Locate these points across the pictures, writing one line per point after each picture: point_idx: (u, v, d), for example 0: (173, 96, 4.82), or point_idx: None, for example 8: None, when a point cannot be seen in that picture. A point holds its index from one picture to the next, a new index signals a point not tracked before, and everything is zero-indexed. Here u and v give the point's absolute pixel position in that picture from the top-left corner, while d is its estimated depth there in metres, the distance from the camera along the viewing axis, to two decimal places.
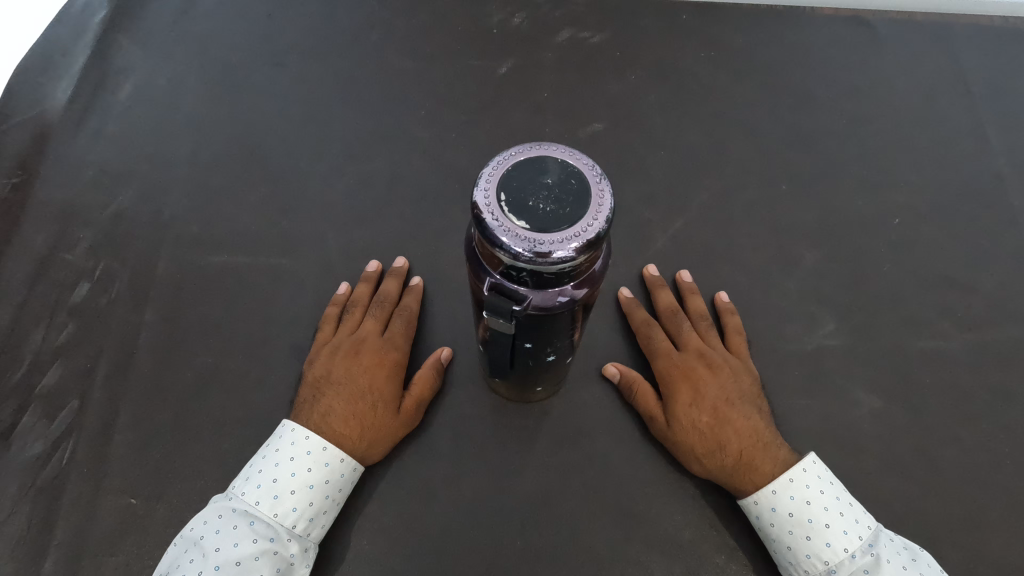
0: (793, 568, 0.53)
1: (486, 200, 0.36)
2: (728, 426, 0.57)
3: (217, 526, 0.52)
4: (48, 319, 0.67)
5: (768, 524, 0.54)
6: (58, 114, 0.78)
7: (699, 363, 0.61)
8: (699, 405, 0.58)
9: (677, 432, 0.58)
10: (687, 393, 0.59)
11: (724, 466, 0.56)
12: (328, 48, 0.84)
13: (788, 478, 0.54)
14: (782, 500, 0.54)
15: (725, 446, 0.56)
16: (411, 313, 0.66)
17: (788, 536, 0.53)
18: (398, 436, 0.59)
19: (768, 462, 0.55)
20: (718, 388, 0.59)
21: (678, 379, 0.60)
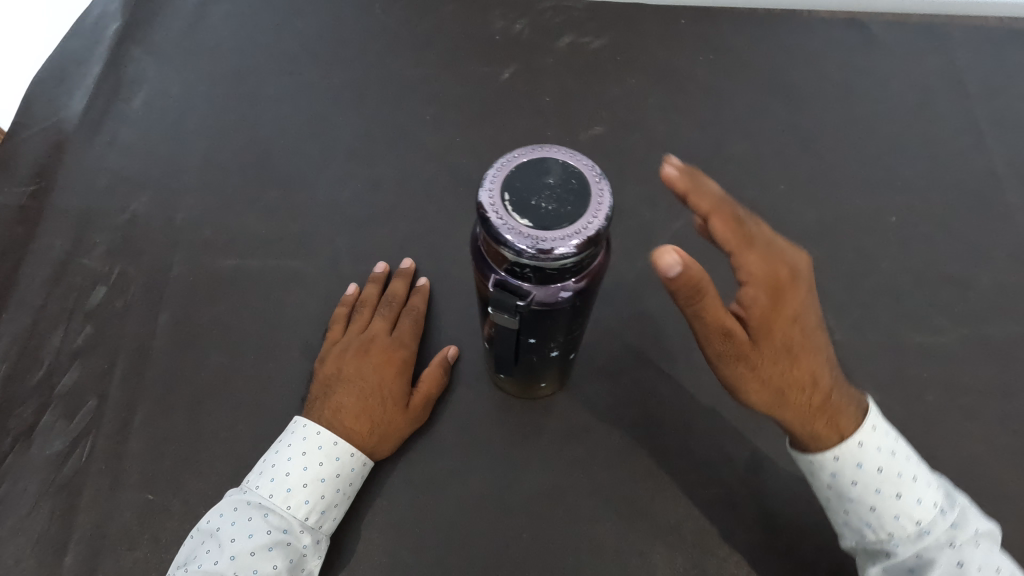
0: (873, 530, 0.50)
1: (490, 200, 0.38)
2: (818, 353, 0.47)
3: (232, 518, 0.53)
4: (67, 321, 0.69)
5: (851, 483, 0.49)
6: (75, 123, 0.80)
7: (802, 277, 0.44)
8: (799, 326, 0.45)
9: (759, 359, 0.45)
10: (792, 311, 0.44)
11: (806, 405, 0.47)
12: (336, 56, 0.86)
13: (873, 425, 0.49)
14: (870, 455, 0.49)
15: (813, 380, 0.46)
16: (418, 312, 0.67)
17: (874, 496, 0.49)
18: (406, 432, 0.61)
19: (847, 400, 0.49)
20: (814, 306, 0.46)
21: (783, 298, 0.43)
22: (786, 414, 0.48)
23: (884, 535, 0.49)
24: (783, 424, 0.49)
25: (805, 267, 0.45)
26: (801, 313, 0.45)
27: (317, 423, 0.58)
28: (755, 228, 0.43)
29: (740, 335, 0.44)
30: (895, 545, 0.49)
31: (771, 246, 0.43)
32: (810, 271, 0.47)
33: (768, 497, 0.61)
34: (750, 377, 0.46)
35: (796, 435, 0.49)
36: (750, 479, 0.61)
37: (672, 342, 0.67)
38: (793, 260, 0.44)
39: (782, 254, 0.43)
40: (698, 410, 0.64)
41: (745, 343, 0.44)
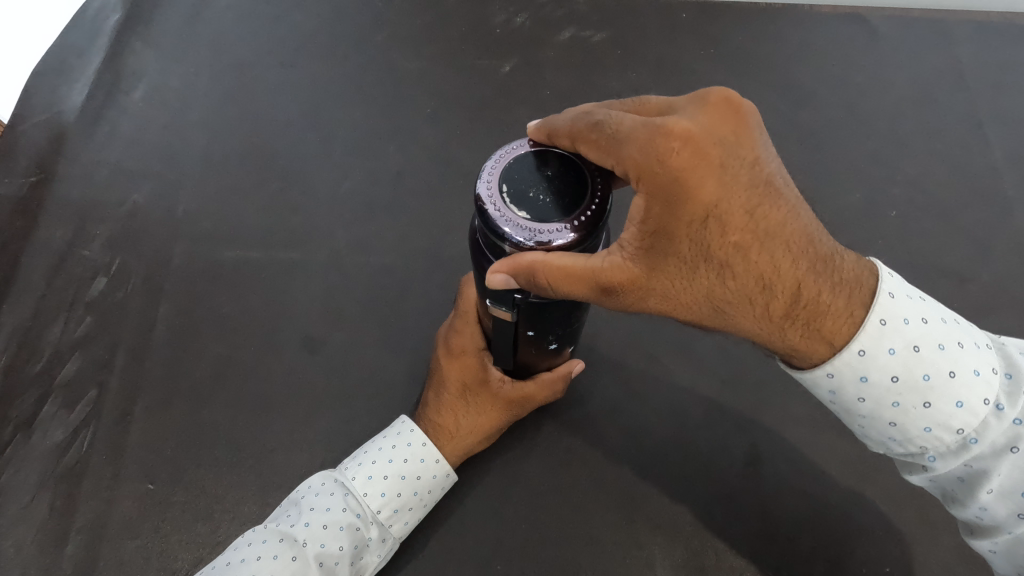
0: (901, 445, 0.43)
1: (488, 192, 0.38)
2: (770, 240, 0.36)
3: (317, 489, 0.54)
4: (67, 312, 0.69)
5: (857, 400, 0.42)
6: (74, 114, 0.80)
7: (690, 154, 0.35)
8: (716, 218, 0.36)
9: (677, 275, 0.38)
10: (695, 205, 0.35)
11: (773, 316, 0.38)
12: (336, 48, 0.86)
13: (879, 321, 0.39)
14: (878, 363, 0.40)
15: (771, 283, 0.37)
16: (471, 300, 0.55)
17: (891, 411, 0.42)
18: (508, 422, 0.59)
19: (839, 293, 0.39)
20: (734, 173, 0.35)
21: (669, 197, 0.35)
22: (753, 333, 0.40)
23: (916, 449, 0.43)
24: (762, 345, 0.41)
25: (696, 136, 0.35)
26: (711, 197, 0.35)
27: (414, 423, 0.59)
28: (605, 144, 0.37)
29: (634, 262, 0.38)
30: (931, 459, 0.43)
31: (629, 147, 0.36)
32: (719, 130, 0.36)
33: (766, 491, 0.61)
34: (680, 300, 0.39)
35: (784, 355, 0.42)
36: (747, 472, 0.61)
37: (672, 336, 0.68)
38: (666, 141, 0.35)
39: (649, 142, 0.35)
40: (696, 403, 0.64)
41: (644, 271, 0.38)
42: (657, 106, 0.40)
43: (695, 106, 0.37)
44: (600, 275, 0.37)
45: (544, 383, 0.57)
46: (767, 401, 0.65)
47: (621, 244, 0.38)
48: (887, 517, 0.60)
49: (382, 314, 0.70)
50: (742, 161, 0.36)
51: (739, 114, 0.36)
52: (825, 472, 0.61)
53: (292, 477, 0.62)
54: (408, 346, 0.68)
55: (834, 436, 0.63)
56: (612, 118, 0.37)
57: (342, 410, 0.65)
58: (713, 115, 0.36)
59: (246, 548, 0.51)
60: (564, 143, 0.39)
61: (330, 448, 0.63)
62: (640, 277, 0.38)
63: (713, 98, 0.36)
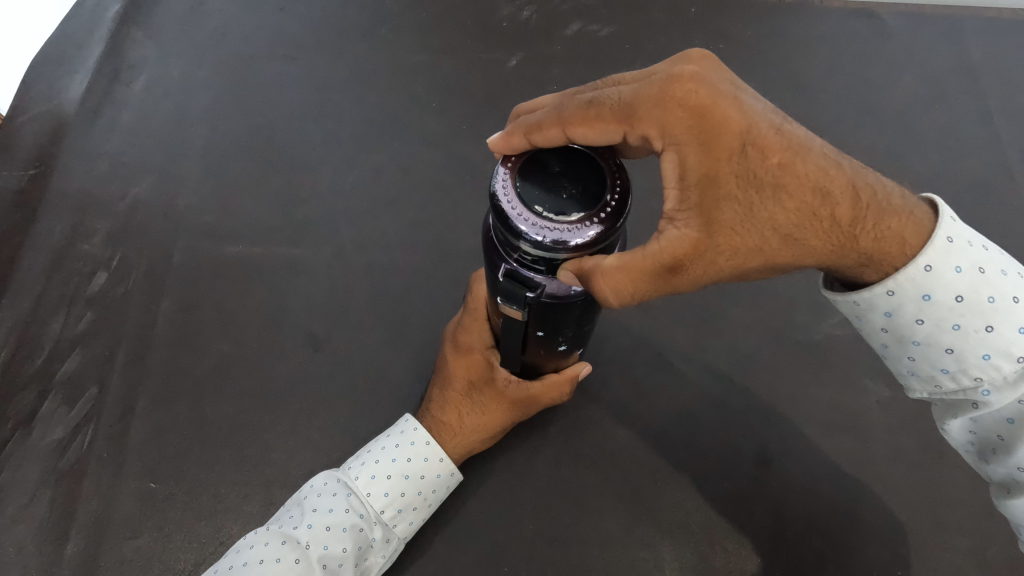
0: (953, 378, 0.41)
1: (505, 191, 0.37)
2: (814, 149, 0.35)
3: (319, 490, 0.53)
4: (67, 307, 0.68)
5: (915, 323, 0.40)
6: (74, 106, 0.79)
7: (707, 90, 0.35)
8: (754, 144, 0.34)
9: (736, 219, 0.35)
10: (731, 130, 0.35)
11: (837, 235, 0.35)
12: (340, 41, 0.85)
13: (946, 238, 0.37)
14: (941, 280, 0.38)
15: (830, 189, 0.34)
16: (481, 296, 0.53)
17: (951, 334, 0.40)
18: (513, 421, 0.57)
19: (892, 199, 0.37)
20: (753, 104, 0.36)
21: (699, 136, 0.35)
22: (816, 258, 0.37)
23: (970, 382, 0.41)
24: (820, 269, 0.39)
25: (701, 74, 0.36)
26: (742, 125, 0.35)
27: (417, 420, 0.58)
28: (611, 114, 0.37)
29: (690, 226, 0.36)
30: (985, 392, 0.40)
31: (640, 106, 0.36)
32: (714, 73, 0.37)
33: (776, 492, 0.60)
34: (748, 245, 0.36)
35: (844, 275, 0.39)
36: (757, 473, 0.61)
37: (681, 335, 0.67)
38: (678, 87, 0.36)
39: (660, 94, 0.36)
40: (705, 404, 0.63)
41: (703, 230, 0.35)
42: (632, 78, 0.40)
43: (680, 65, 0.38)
44: (659, 257, 0.36)
45: (551, 385, 0.55)
46: (777, 401, 0.64)
47: (669, 217, 0.37)
48: (899, 519, 0.59)
49: (387, 311, 0.69)
50: (749, 96, 0.37)
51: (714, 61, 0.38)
52: (836, 473, 0.61)
53: (295, 477, 0.61)
54: (413, 344, 0.67)
55: (845, 437, 0.62)
56: (600, 96, 0.38)
57: (346, 409, 0.64)
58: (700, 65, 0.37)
59: (247, 551, 0.50)
60: (553, 130, 0.38)
61: (334, 447, 0.62)
62: (701, 239, 0.36)
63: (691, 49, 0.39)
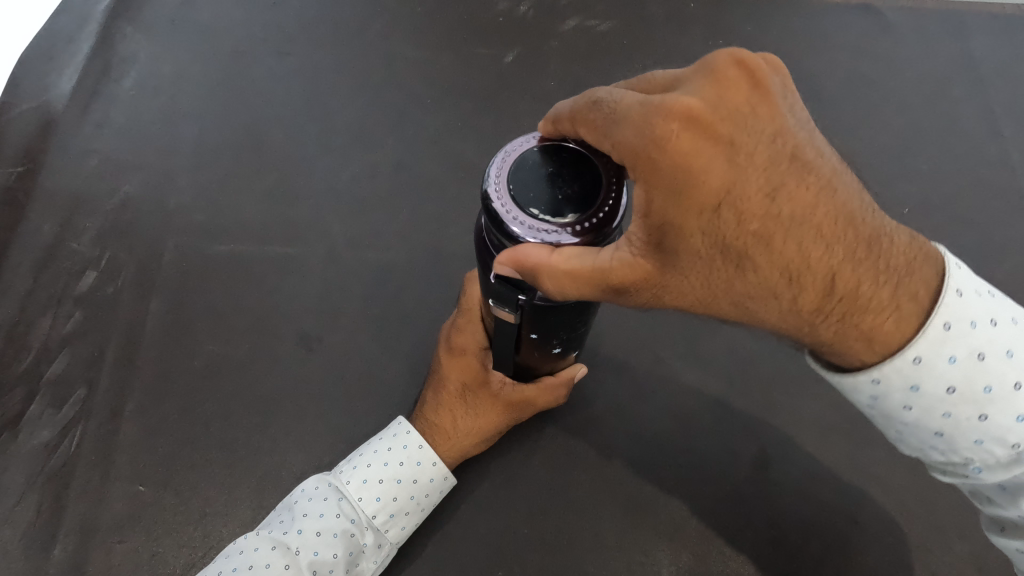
0: (943, 455, 0.40)
1: (497, 190, 0.36)
2: (797, 224, 0.33)
3: (310, 494, 0.53)
4: (55, 307, 0.67)
5: (903, 409, 0.38)
6: (62, 102, 0.77)
7: (691, 134, 0.32)
8: (731, 207, 0.33)
9: (691, 270, 0.35)
10: (702, 189, 0.32)
11: (799, 313, 0.35)
12: (333, 35, 0.83)
13: (942, 326, 0.35)
14: (934, 371, 0.36)
15: (800, 275, 0.34)
16: (475, 298, 0.53)
17: (942, 421, 0.38)
18: (507, 424, 0.57)
19: (885, 283, 0.34)
20: (749, 152, 0.32)
21: (674, 184, 0.32)
22: (776, 327, 0.36)
23: (960, 459, 0.40)
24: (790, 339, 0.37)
25: (701, 113, 0.32)
26: (722, 184, 0.32)
27: (411, 424, 0.57)
28: (601, 123, 0.34)
29: (645, 258, 0.34)
30: (977, 471, 0.40)
31: (624, 129, 0.33)
32: (729, 104, 0.33)
33: (775, 495, 0.59)
34: (698, 296, 0.36)
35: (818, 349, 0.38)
36: (756, 476, 0.60)
37: (678, 336, 0.66)
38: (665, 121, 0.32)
39: (647, 123, 0.32)
40: (703, 406, 0.63)
41: (655, 270, 0.35)
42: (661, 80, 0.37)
43: (701, 76, 0.34)
44: (608, 276, 0.35)
45: (546, 388, 0.54)
46: (776, 403, 0.63)
47: (629, 238, 0.35)
48: (899, 522, 0.58)
49: (380, 311, 0.68)
50: (761, 135, 0.33)
51: (750, 76, 0.33)
52: (835, 477, 0.60)
53: (287, 479, 0.60)
54: (407, 345, 0.66)
55: (844, 439, 0.61)
56: (610, 95, 0.35)
57: (338, 410, 0.63)
58: (716, 87, 0.33)
59: (236, 556, 0.49)
60: (564, 124, 0.37)
61: (326, 449, 0.61)
62: (654, 273, 0.35)
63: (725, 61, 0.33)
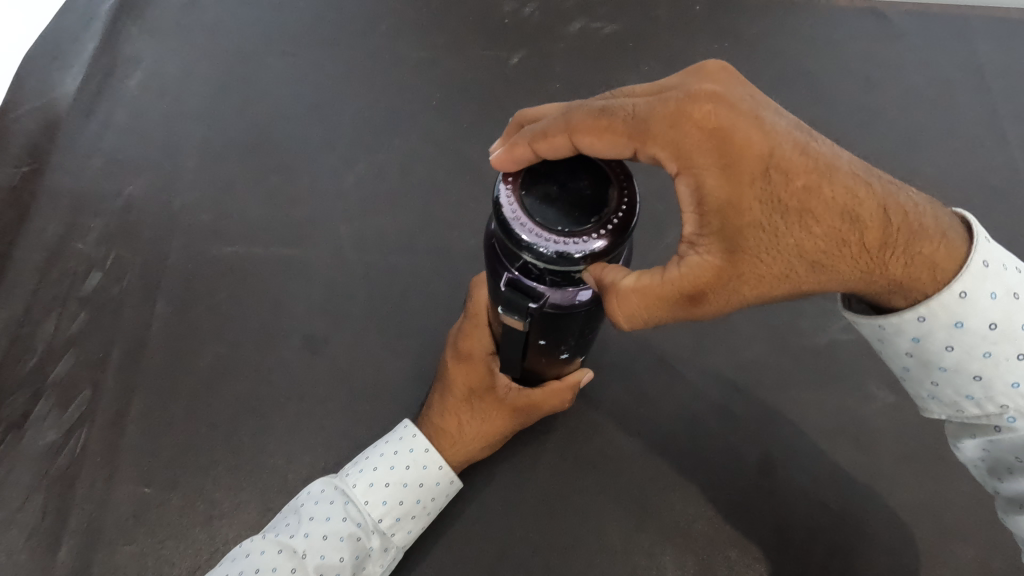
0: (978, 406, 0.41)
1: (508, 200, 0.36)
2: (837, 170, 0.33)
3: (317, 497, 0.53)
4: (60, 308, 0.67)
5: (944, 350, 0.38)
6: (67, 102, 0.77)
7: (725, 111, 0.33)
8: (778, 167, 0.32)
9: (761, 245, 0.33)
10: (746, 156, 0.33)
11: (866, 256, 0.33)
12: (338, 36, 0.83)
13: (982, 262, 0.35)
14: (977, 307, 0.36)
15: (858, 215, 0.33)
16: (482, 302, 0.52)
17: (983, 361, 0.39)
18: (513, 429, 0.56)
19: (925, 215, 0.34)
20: (774, 122, 0.33)
21: (721, 161, 0.33)
22: (847, 285, 0.35)
23: (994, 409, 0.40)
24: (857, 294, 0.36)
25: (721, 94, 0.34)
26: (764, 148, 0.33)
27: (416, 427, 0.57)
28: (618, 128, 0.35)
29: (711, 251, 0.34)
30: (1010, 419, 0.40)
31: (654, 124, 0.34)
32: (737, 91, 0.35)
33: (779, 500, 0.59)
34: (772, 272, 0.34)
35: (882, 296, 0.37)
36: (760, 480, 0.60)
37: (683, 339, 0.66)
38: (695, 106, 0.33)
39: (676, 117, 0.33)
40: (708, 409, 0.63)
41: (725, 257, 0.34)
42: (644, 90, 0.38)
43: (690, 75, 0.36)
44: (678, 284, 0.35)
45: (552, 392, 0.54)
46: (781, 407, 0.63)
47: (688, 241, 0.35)
48: (903, 527, 0.58)
49: (385, 313, 0.68)
50: (772, 112, 0.35)
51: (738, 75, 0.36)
52: (840, 481, 0.60)
53: (292, 482, 0.60)
54: (412, 347, 0.66)
55: (849, 444, 0.61)
56: (610, 104, 0.36)
57: (344, 413, 0.63)
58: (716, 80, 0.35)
59: (243, 559, 0.49)
60: (559, 138, 0.35)
61: (331, 451, 0.62)
62: (724, 267, 0.34)
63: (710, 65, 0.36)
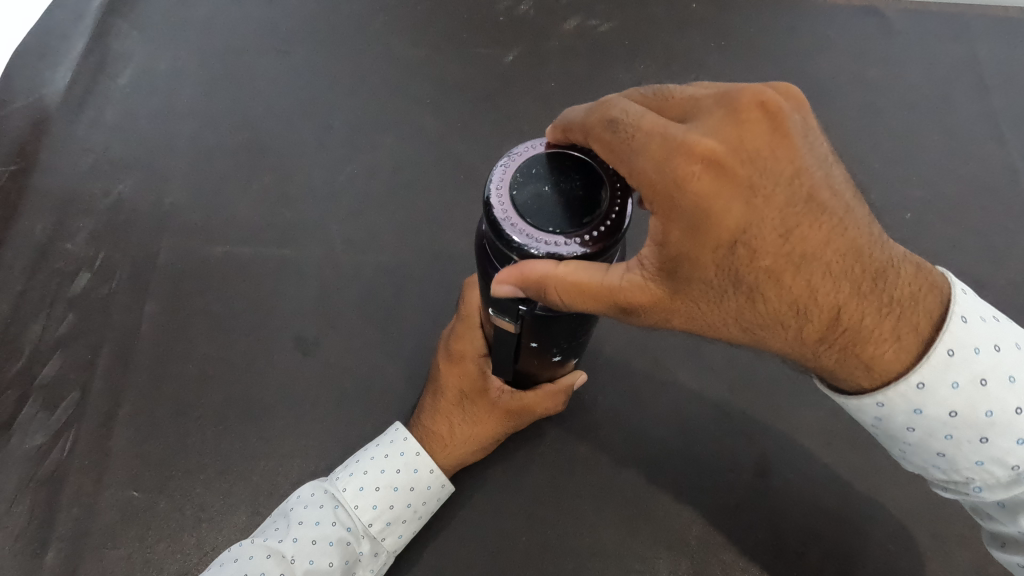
0: (945, 473, 0.42)
1: (498, 198, 0.35)
2: (807, 263, 0.33)
3: (306, 501, 0.52)
4: (47, 309, 0.66)
5: (905, 429, 0.40)
6: (55, 100, 0.76)
7: (713, 177, 0.32)
8: (745, 245, 0.33)
9: (702, 296, 0.35)
10: (717, 230, 0.33)
11: (803, 340, 0.36)
12: (331, 34, 0.82)
13: (946, 352, 0.37)
14: (936, 396, 0.38)
15: (807, 309, 0.34)
16: (474, 303, 0.52)
17: (944, 442, 0.40)
18: (505, 432, 0.56)
19: (889, 316, 0.35)
20: (767, 197, 0.33)
21: (691, 222, 0.33)
22: (782, 351, 0.37)
23: (961, 479, 0.42)
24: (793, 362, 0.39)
25: (721, 154, 0.32)
26: (739, 224, 0.33)
27: (408, 430, 0.56)
28: (616, 147, 0.34)
29: (655, 282, 0.35)
30: (977, 489, 0.42)
31: (642, 161, 0.33)
32: (749, 147, 0.33)
33: (774, 503, 0.59)
34: (706, 321, 0.36)
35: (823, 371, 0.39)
36: (756, 484, 0.59)
37: (679, 341, 0.65)
38: (689, 162, 0.32)
39: (667, 158, 0.33)
40: (703, 412, 0.62)
41: (668, 292, 0.35)
42: (682, 101, 0.36)
43: (726, 109, 0.33)
44: (617, 296, 0.35)
45: (545, 395, 0.54)
46: (776, 410, 0.62)
47: (640, 261, 0.36)
48: (899, 531, 0.58)
49: (378, 314, 0.67)
50: (779, 178, 0.33)
51: (774, 122, 0.33)
52: (836, 484, 0.60)
53: (283, 485, 0.60)
54: (405, 349, 0.66)
55: (845, 447, 0.61)
56: (629, 118, 0.34)
57: (335, 415, 0.62)
58: (737, 127, 0.33)
59: (231, 564, 0.48)
60: (577, 138, 0.36)
61: (322, 455, 0.61)
62: (663, 298, 0.36)
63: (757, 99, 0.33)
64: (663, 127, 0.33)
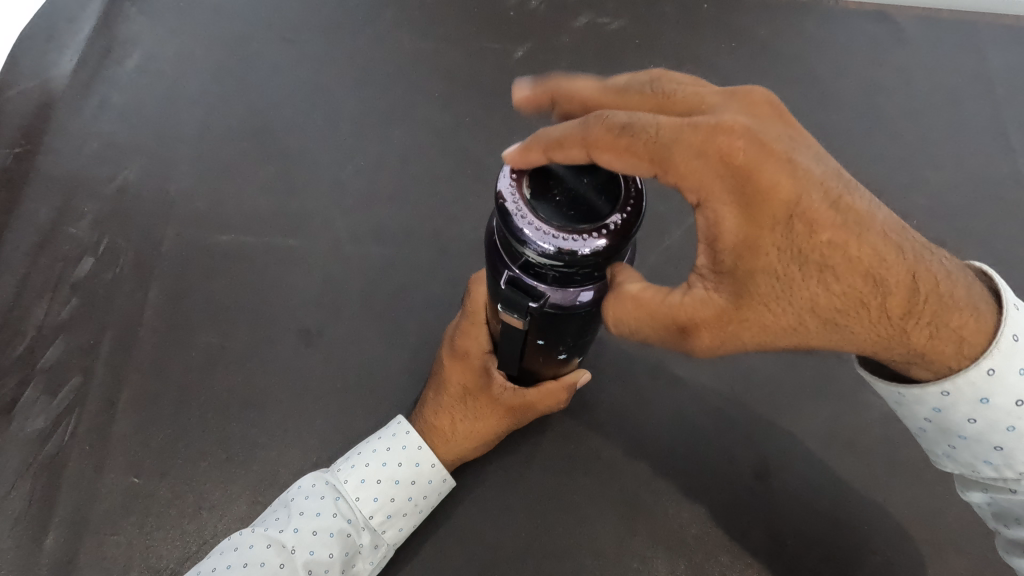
0: (995, 470, 0.43)
1: (511, 194, 0.35)
2: (867, 231, 0.33)
3: (307, 492, 0.52)
4: (51, 293, 0.66)
5: (967, 421, 0.40)
6: (62, 83, 0.76)
7: (755, 150, 0.32)
8: (801, 217, 0.32)
9: (771, 291, 0.33)
10: (770, 206, 0.32)
11: (887, 320, 0.34)
12: (340, 24, 0.82)
13: (1012, 337, 0.36)
14: (1004, 383, 0.38)
15: (884, 278, 0.33)
16: (480, 299, 0.51)
17: (1008, 433, 0.40)
18: (506, 428, 0.56)
19: (955, 285, 0.35)
20: (808, 169, 0.33)
21: (740, 200, 0.33)
22: (863, 344, 0.35)
23: (1011, 475, 0.42)
24: (874, 356, 0.37)
25: (754, 130, 0.33)
26: (790, 195, 0.32)
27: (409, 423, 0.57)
28: (646, 147, 0.33)
29: (719, 293, 0.35)
30: None
31: (680, 147, 0.33)
32: (771, 129, 0.34)
33: (773, 506, 0.59)
34: (778, 325, 0.35)
35: (902, 364, 0.37)
36: (755, 485, 0.60)
37: None
38: (726, 137, 0.33)
39: (706, 142, 0.33)
40: (704, 413, 0.62)
41: (731, 299, 0.34)
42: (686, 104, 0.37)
43: (736, 103, 0.35)
44: (675, 314, 0.36)
45: (548, 393, 0.53)
46: (778, 413, 0.62)
47: (700, 274, 0.36)
48: (896, 535, 0.58)
49: (382, 307, 0.67)
50: (810, 157, 0.34)
51: (778, 113, 0.36)
52: (835, 488, 0.60)
53: (283, 476, 0.60)
54: (408, 342, 0.66)
55: (844, 451, 0.61)
56: (636, 119, 0.33)
57: (338, 406, 0.62)
58: (753, 114, 0.35)
59: (231, 552, 0.48)
60: (576, 150, 0.34)
61: (323, 446, 0.61)
62: (726, 309, 0.35)
63: (756, 97, 0.36)
64: (686, 118, 0.33)
